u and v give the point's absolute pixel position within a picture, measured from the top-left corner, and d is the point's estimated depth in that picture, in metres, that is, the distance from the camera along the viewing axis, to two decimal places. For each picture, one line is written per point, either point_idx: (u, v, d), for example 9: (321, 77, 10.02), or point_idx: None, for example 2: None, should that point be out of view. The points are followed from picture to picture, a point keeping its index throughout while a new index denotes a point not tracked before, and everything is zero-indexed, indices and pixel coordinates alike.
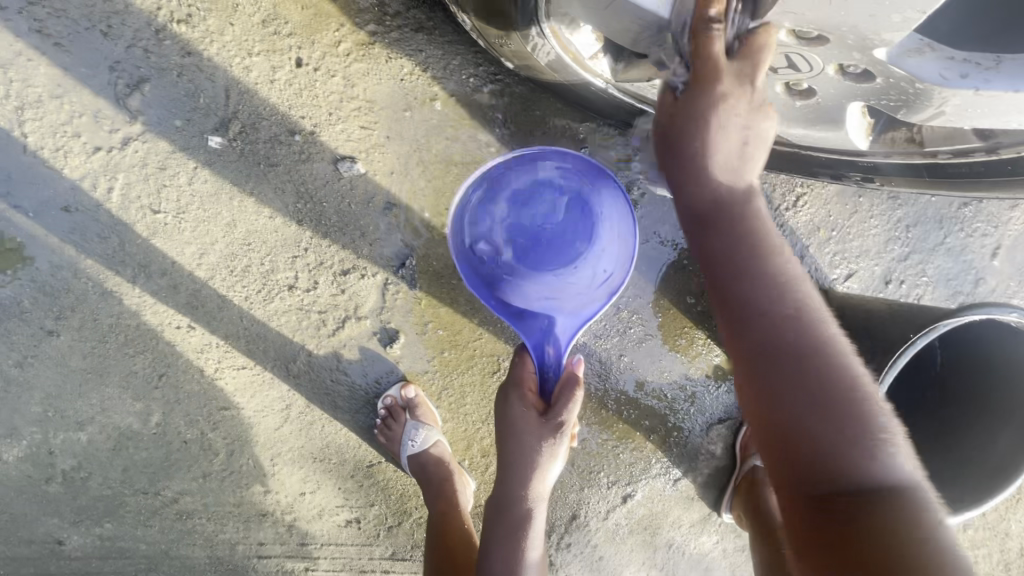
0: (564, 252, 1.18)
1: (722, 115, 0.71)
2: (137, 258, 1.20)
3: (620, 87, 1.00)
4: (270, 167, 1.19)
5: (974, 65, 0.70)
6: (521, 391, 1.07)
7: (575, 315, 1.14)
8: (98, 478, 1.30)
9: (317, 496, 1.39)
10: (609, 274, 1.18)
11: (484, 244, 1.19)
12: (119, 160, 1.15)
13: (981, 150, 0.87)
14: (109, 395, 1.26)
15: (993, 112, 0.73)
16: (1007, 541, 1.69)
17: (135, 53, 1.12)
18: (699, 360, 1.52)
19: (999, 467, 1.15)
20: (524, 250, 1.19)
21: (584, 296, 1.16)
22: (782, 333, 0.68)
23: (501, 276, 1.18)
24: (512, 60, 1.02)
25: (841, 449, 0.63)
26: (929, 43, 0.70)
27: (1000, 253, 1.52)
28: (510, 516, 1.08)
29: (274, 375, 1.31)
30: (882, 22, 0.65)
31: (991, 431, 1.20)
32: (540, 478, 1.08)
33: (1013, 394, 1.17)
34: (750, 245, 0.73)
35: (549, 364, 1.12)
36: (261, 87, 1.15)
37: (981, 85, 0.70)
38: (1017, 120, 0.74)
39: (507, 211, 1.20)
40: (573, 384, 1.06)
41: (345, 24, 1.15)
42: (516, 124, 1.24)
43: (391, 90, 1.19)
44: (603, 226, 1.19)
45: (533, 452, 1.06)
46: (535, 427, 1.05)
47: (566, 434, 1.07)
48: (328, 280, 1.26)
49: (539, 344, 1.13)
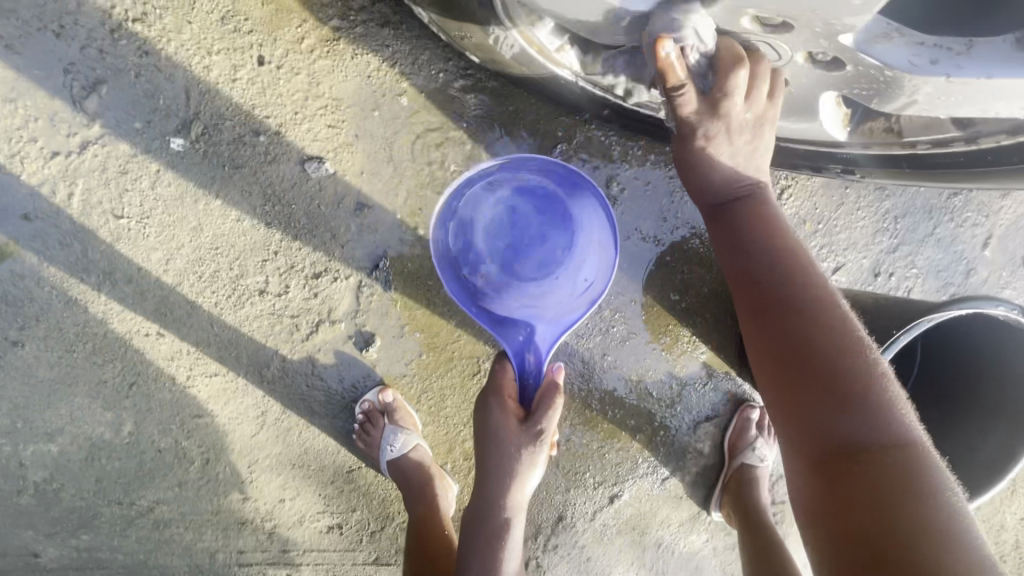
0: (545, 260, 1.15)
1: (711, 147, 0.88)
2: (101, 265, 1.17)
3: (589, 80, 0.96)
4: (235, 169, 1.15)
5: (944, 51, 0.67)
6: (501, 399, 1.05)
7: (555, 322, 1.12)
8: (71, 489, 1.28)
9: (297, 503, 1.37)
10: (591, 283, 1.15)
11: (465, 248, 1.16)
12: (79, 164, 1.12)
13: (960, 140, 0.84)
14: (78, 406, 1.24)
15: (969, 99, 0.70)
16: (1002, 534, 1.67)
17: (90, 54, 1.08)
18: (685, 357, 1.49)
19: (992, 461, 1.12)
20: (505, 257, 1.15)
21: (566, 305, 1.13)
22: (793, 315, 0.82)
23: (481, 283, 1.15)
24: (475, 54, 0.98)
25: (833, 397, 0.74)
26: (897, 27, 0.67)
27: (991, 243, 1.49)
28: (489, 527, 1.06)
29: (248, 381, 1.28)
30: (844, 4, 0.61)
31: (982, 426, 1.16)
32: (520, 487, 1.05)
33: (1004, 387, 1.14)
34: (764, 235, 0.90)
35: (528, 371, 1.09)
36: (222, 87, 1.12)
37: (951, 71, 0.67)
38: (994, 108, 0.71)
39: (488, 218, 1.16)
40: (552, 392, 1.03)
41: (307, 19, 1.12)
42: (489, 119, 1.21)
43: (357, 87, 1.16)
44: (584, 234, 1.17)
45: (513, 460, 1.03)
46: (513, 436, 1.03)
47: (546, 442, 1.04)
48: (300, 283, 1.23)
49: (519, 351, 1.10)
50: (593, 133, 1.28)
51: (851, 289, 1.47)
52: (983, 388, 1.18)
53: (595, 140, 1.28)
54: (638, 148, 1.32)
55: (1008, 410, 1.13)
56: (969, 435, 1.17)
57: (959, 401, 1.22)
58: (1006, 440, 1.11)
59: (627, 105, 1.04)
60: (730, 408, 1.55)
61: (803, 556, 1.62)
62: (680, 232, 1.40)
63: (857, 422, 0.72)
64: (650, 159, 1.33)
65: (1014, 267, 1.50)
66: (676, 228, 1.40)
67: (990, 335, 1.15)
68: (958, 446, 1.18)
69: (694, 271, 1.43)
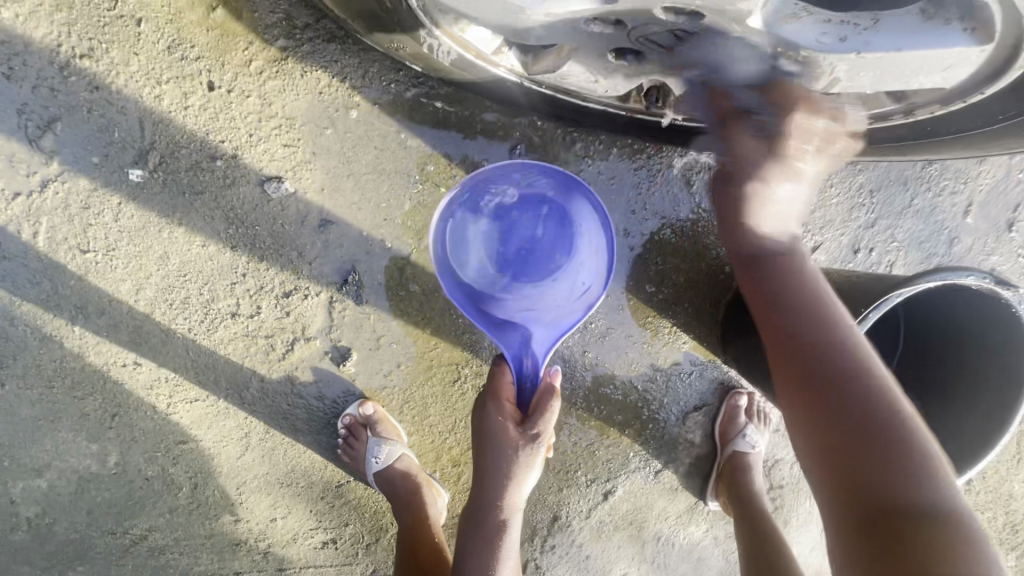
0: (544, 263, 1.13)
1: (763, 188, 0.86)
2: (72, 300, 1.18)
3: (535, 80, 0.95)
4: (195, 196, 1.16)
5: (850, 27, 0.69)
6: (499, 402, 1.03)
7: (553, 326, 1.08)
8: (64, 522, 1.29)
9: (288, 521, 1.37)
10: (588, 287, 1.12)
11: (463, 251, 1.12)
12: (41, 203, 1.14)
13: (898, 113, 0.86)
14: (63, 440, 1.25)
15: (885, 70, 0.73)
16: (1012, 504, 1.64)
17: (41, 93, 1.10)
18: (667, 349, 1.48)
19: (984, 423, 1.10)
20: (506, 262, 1.12)
21: (563, 309, 1.10)
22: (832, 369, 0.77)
23: (482, 287, 1.11)
24: (416, 63, 0.98)
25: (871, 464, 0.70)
26: (805, 6, 0.67)
27: (972, 210, 1.47)
28: (484, 529, 1.05)
29: (228, 404, 1.28)
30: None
31: (970, 390, 1.14)
32: (515, 489, 1.04)
33: (982, 350, 1.12)
34: (795, 285, 0.86)
35: (526, 374, 1.06)
36: (174, 115, 1.13)
37: (861, 49, 0.70)
38: (918, 80, 0.75)
39: (487, 224, 1.13)
40: (550, 394, 1.02)
41: (253, 41, 1.12)
42: (445, 126, 1.21)
43: (310, 104, 1.16)
44: (581, 238, 1.13)
45: (510, 463, 1.02)
46: (511, 439, 1.01)
47: (544, 444, 1.04)
48: (271, 304, 1.24)
49: (517, 354, 1.07)
50: (552, 132, 1.27)
51: (830, 267, 1.45)
52: (967, 361, 1.15)
53: (554, 138, 1.27)
54: (601, 144, 1.31)
55: (992, 383, 1.10)
56: (956, 409, 1.15)
57: (944, 377, 1.20)
58: (984, 429, 1.09)
59: (578, 103, 1.01)
60: (719, 396, 1.54)
61: (804, 539, 1.60)
62: (651, 224, 1.39)
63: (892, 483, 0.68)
64: (613, 153, 1.32)
65: (998, 233, 1.48)
66: (647, 220, 1.38)
67: (979, 317, 1.11)
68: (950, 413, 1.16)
69: (669, 262, 1.42)
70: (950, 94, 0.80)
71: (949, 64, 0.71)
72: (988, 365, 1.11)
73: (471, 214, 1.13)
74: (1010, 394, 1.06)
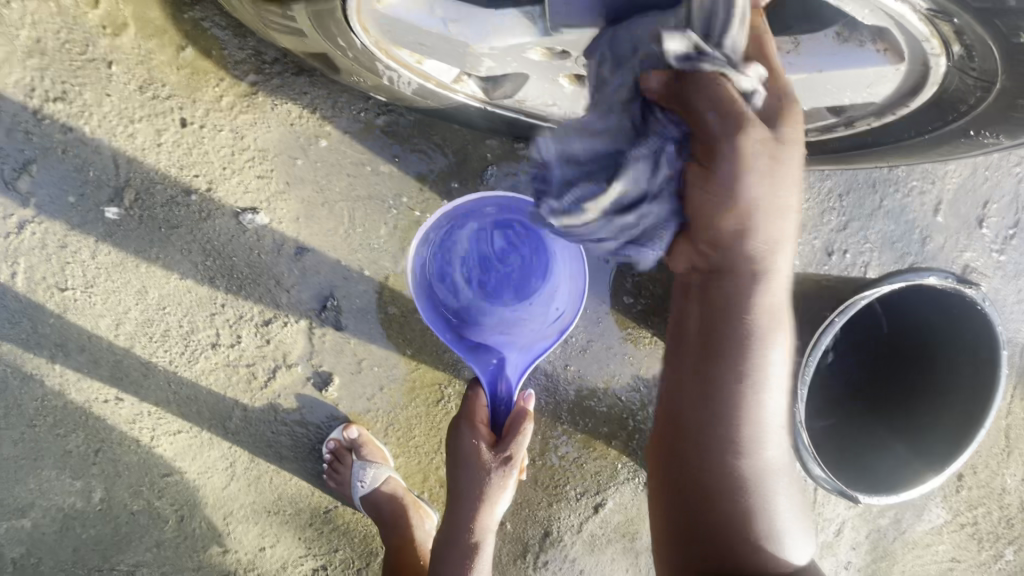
0: (521, 288, 1.16)
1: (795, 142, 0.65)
2: (53, 338, 1.19)
3: (498, 105, 0.97)
4: (171, 230, 1.18)
5: (774, 50, 0.75)
6: (473, 424, 1.03)
7: (526, 351, 1.10)
8: (49, 562, 1.28)
9: (277, 549, 1.36)
10: (561, 313, 1.15)
11: (440, 275, 1.15)
12: (19, 244, 1.15)
13: (840, 125, 0.86)
14: (46, 478, 1.25)
15: (812, 88, 0.77)
16: (1006, 498, 1.65)
17: (16, 137, 1.12)
18: (648, 359, 1.50)
19: (970, 395, 1.11)
20: (484, 286, 1.16)
21: (537, 333, 1.13)
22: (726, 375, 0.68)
23: (461, 313, 1.14)
24: (381, 93, 1.01)
25: (717, 466, 0.70)
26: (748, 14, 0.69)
27: (942, 208, 1.50)
28: (456, 546, 1.05)
29: (212, 434, 1.29)
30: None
31: (950, 367, 1.15)
32: (488, 509, 1.04)
33: (953, 333, 1.13)
34: (735, 282, 0.67)
35: (500, 398, 1.08)
36: (148, 153, 1.15)
37: (784, 69, 0.75)
38: (845, 94, 0.78)
39: (464, 248, 1.15)
40: (523, 418, 1.03)
41: (223, 78, 1.15)
42: (416, 150, 1.23)
43: (282, 135, 1.19)
44: (556, 264, 1.15)
45: (483, 485, 1.02)
46: (483, 461, 1.02)
47: (516, 466, 1.04)
48: (251, 332, 1.25)
49: (491, 379, 1.08)
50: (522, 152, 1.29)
51: (805, 271, 1.46)
52: (941, 343, 1.17)
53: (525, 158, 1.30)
54: None
55: (969, 359, 1.11)
56: (942, 390, 1.16)
57: (928, 362, 1.20)
58: (963, 423, 1.11)
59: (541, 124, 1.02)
60: None
61: None
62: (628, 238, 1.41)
63: (721, 481, 0.69)
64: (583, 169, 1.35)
65: (968, 231, 1.51)
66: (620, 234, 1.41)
67: (943, 312, 1.13)
68: (937, 396, 1.16)
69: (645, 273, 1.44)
70: (886, 105, 0.80)
71: (871, 83, 0.75)
72: (961, 364, 1.13)
73: (450, 239, 1.15)
74: (984, 391, 1.08)
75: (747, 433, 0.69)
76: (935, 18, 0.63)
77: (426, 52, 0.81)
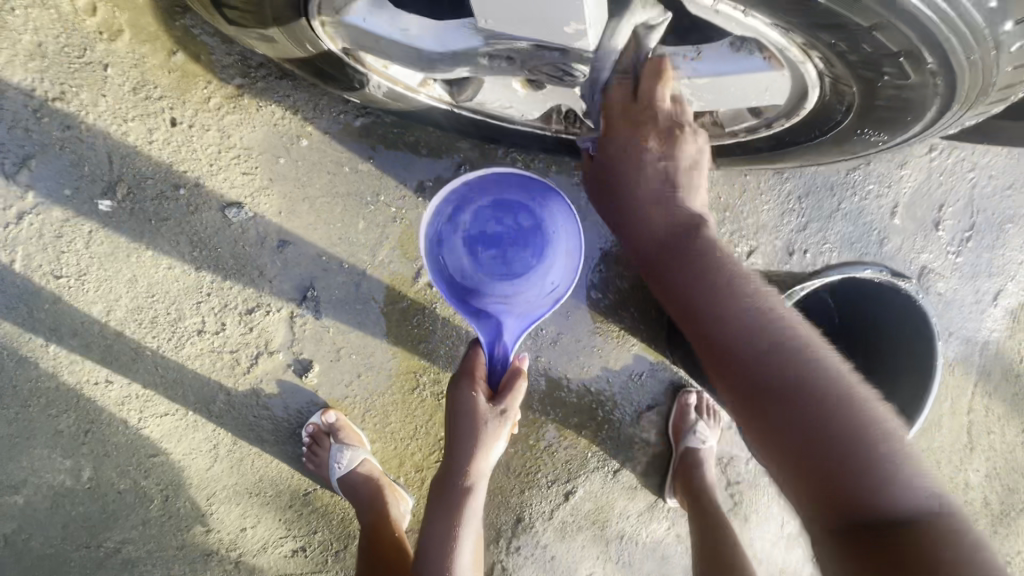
0: (520, 262, 1.21)
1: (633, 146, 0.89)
2: (47, 322, 1.27)
3: (463, 107, 1.05)
4: (161, 222, 1.26)
5: (680, 58, 0.84)
6: (472, 378, 1.10)
7: (523, 317, 1.17)
8: (39, 538, 1.35)
9: (258, 530, 1.43)
10: (556, 286, 1.20)
11: (444, 246, 1.20)
12: (17, 234, 1.23)
13: (761, 126, 0.95)
14: (38, 456, 1.32)
15: (720, 90, 0.86)
16: (969, 493, 1.71)
17: (16, 134, 1.20)
18: (615, 352, 1.57)
19: (913, 386, 1.17)
20: (486, 258, 1.21)
21: (534, 303, 1.19)
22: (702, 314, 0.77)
23: (464, 281, 1.20)
24: (355, 96, 1.09)
25: (765, 393, 0.71)
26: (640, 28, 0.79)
27: (898, 211, 1.58)
28: (452, 490, 1.13)
29: (197, 417, 1.36)
30: (562, 34, 0.74)
31: (895, 360, 1.22)
32: (483, 455, 1.12)
33: (900, 325, 1.21)
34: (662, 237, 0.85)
35: (496, 358, 1.14)
36: (140, 150, 1.23)
37: (691, 74, 0.84)
38: (755, 94, 0.85)
39: (469, 223, 1.21)
40: (517, 375, 1.09)
41: (211, 81, 1.23)
42: (392, 151, 1.31)
43: (266, 135, 1.27)
44: (553, 242, 1.22)
45: (480, 434, 1.10)
46: (481, 412, 1.08)
47: (511, 417, 1.12)
48: (235, 320, 1.32)
49: (490, 340, 1.15)
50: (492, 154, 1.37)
51: (766, 270, 1.54)
52: (887, 336, 1.24)
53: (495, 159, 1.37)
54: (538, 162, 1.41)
55: (914, 351, 1.18)
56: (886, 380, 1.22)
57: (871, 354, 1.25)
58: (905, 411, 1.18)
59: (506, 125, 1.10)
60: (669, 396, 1.62)
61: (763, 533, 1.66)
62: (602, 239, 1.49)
63: (780, 402, 0.70)
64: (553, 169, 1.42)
65: (924, 232, 1.59)
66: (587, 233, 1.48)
67: (894, 305, 1.21)
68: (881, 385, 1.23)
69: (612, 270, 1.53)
70: (790, 108, 0.88)
71: (768, 86, 0.83)
72: (905, 357, 1.20)
73: (456, 214, 1.21)
74: (924, 380, 1.15)
75: (754, 351, 0.73)
76: (786, 31, 0.69)
77: (389, 58, 0.90)
